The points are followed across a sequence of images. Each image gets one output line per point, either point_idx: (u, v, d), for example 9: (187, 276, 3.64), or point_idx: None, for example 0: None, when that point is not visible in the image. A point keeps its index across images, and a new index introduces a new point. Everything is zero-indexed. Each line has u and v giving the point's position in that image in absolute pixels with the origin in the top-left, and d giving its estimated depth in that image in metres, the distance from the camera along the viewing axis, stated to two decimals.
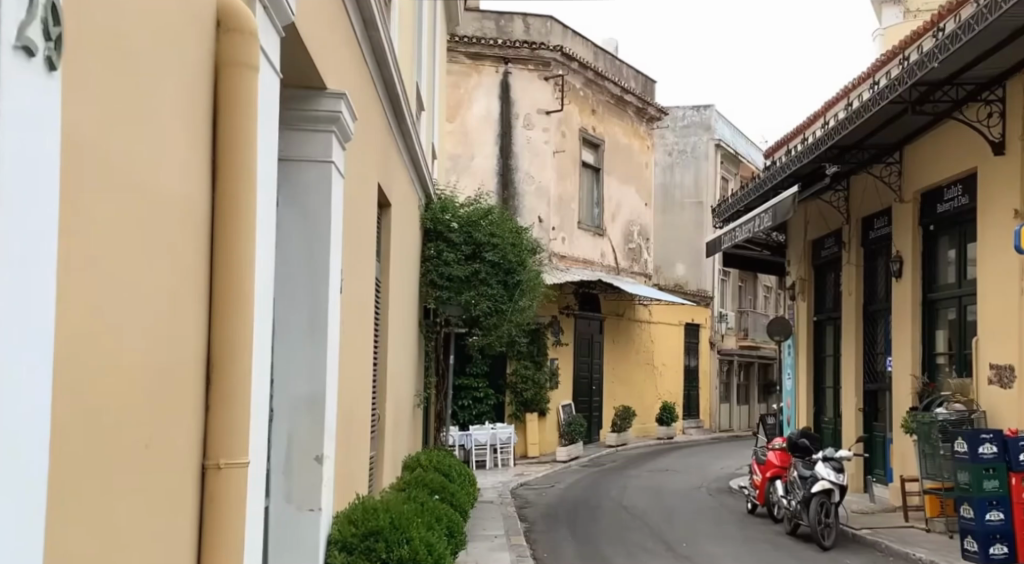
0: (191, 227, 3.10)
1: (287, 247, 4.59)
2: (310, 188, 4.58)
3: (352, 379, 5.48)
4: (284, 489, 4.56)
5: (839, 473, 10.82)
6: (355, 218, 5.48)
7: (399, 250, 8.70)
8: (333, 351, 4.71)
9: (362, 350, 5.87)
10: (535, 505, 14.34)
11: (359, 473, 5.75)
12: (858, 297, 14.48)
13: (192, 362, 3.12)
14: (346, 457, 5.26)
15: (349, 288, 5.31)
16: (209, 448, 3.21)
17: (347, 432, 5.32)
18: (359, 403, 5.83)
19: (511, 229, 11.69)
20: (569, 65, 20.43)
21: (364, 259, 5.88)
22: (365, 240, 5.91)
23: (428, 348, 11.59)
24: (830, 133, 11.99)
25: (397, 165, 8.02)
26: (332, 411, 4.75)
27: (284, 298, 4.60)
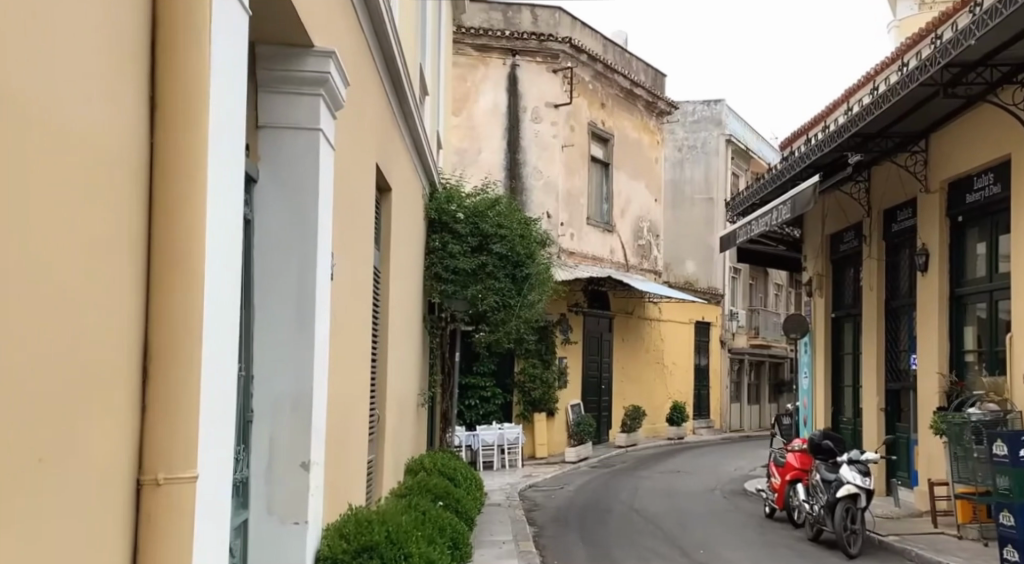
0: (115, 193, 2.63)
1: (269, 224, 4.06)
2: (296, 159, 4.06)
3: (346, 375, 4.95)
4: (265, 497, 4.04)
5: (865, 477, 10.26)
6: (350, 199, 4.96)
7: (401, 240, 8.18)
8: (321, 342, 4.19)
9: (357, 343, 5.35)
10: (544, 508, 13.80)
11: (354, 479, 5.25)
12: (879, 292, 13.92)
13: (119, 354, 2.63)
14: (338, 460, 4.73)
15: (341, 274, 4.79)
16: (145, 460, 2.73)
17: (340, 433, 4.80)
18: (355, 402, 5.31)
19: (520, 220, 11.14)
20: (578, 57, 19.92)
21: (359, 242, 5.37)
22: (361, 222, 5.39)
23: (433, 345, 11.06)
24: (853, 121, 11.49)
25: (398, 148, 7.50)
26: (321, 409, 4.22)
27: (265, 281, 4.06)
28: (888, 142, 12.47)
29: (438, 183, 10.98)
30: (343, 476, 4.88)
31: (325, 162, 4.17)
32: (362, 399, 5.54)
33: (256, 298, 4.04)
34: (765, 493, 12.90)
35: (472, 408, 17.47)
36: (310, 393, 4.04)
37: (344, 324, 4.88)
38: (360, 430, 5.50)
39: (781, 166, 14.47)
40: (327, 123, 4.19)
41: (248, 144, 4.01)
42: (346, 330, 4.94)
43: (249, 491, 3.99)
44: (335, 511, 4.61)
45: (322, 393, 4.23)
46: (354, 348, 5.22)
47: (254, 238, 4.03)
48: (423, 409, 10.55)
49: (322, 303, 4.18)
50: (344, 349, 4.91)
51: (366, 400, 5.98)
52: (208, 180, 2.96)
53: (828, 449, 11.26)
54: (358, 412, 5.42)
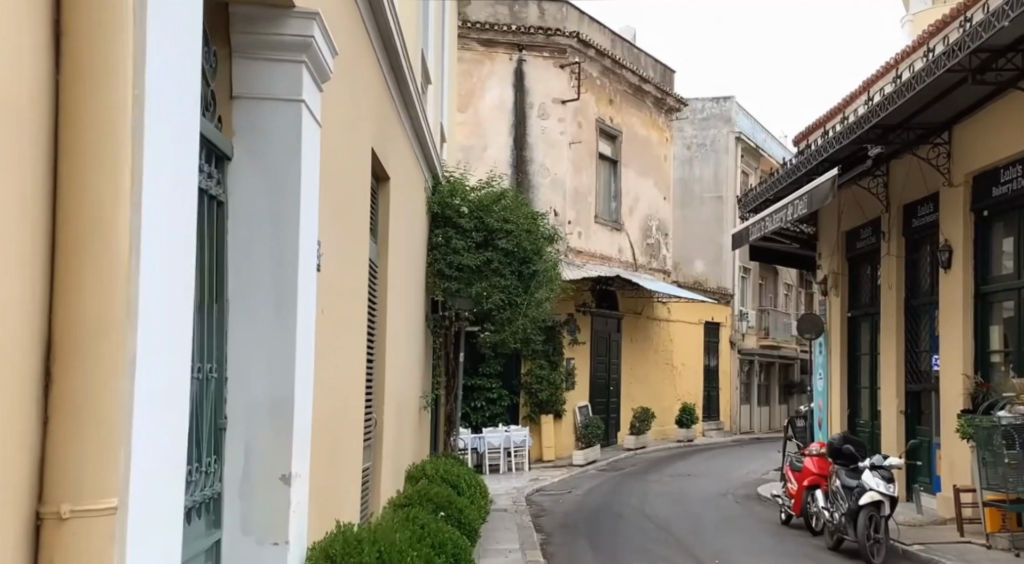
0: (7, 171, 2.20)
1: (242, 205, 3.61)
2: (275, 133, 3.62)
3: (335, 377, 4.50)
4: (241, 516, 3.59)
5: (890, 484, 9.75)
6: (340, 183, 4.51)
7: (401, 234, 7.75)
8: (304, 337, 3.75)
9: (350, 341, 4.89)
10: (552, 514, 13.35)
11: (345, 494, 4.77)
12: (899, 291, 13.43)
13: (11, 364, 2.21)
14: (326, 469, 4.28)
15: (329, 264, 4.34)
16: (46, 487, 2.31)
17: (329, 442, 4.34)
18: (347, 406, 4.84)
19: (526, 214, 10.62)
20: (585, 52, 19.46)
21: (352, 231, 4.92)
22: (353, 210, 4.94)
23: (436, 344, 10.61)
24: (874, 111, 11.04)
25: (396, 136, 7.04)
26: (306, 411, 3.77)
27: (240, 268, 3.61)
28: (909, 134, 12.00)
29: (441, 176, 10.53)
30: (333, 487, 4.43)
31: (309, 137, 3.74)
32: (355, 403, 5.09)
33: (229, 287, 3.60)
34: (781, 499, 12.40)
35: (478, 410, 17.03)
36: (290, 396, 3.60)
37: (333, 319, 4.44)
38: (353, 438, 5.05)
39: (796, 161, 14.00)
40: (310, 94, 3.76)
41: (219, 117, 3.59)
42: (335, 326, 4.49)
43: (221, 505, 3.56)
44: (320, 528, 4.15)
45: (307, 395, 3.81)
46: (345, 349, 4.76)
47: (227, 222, 3.60)
48: (426, 412, 10.08)
49: (306, 295, 3.76)
50: (333, 347, 4.45)
51: (359, 403, 5.51)
52: (139, 154, 2.51)
53: (849, 454, 10.73)
54: (351, 418, 4.96)
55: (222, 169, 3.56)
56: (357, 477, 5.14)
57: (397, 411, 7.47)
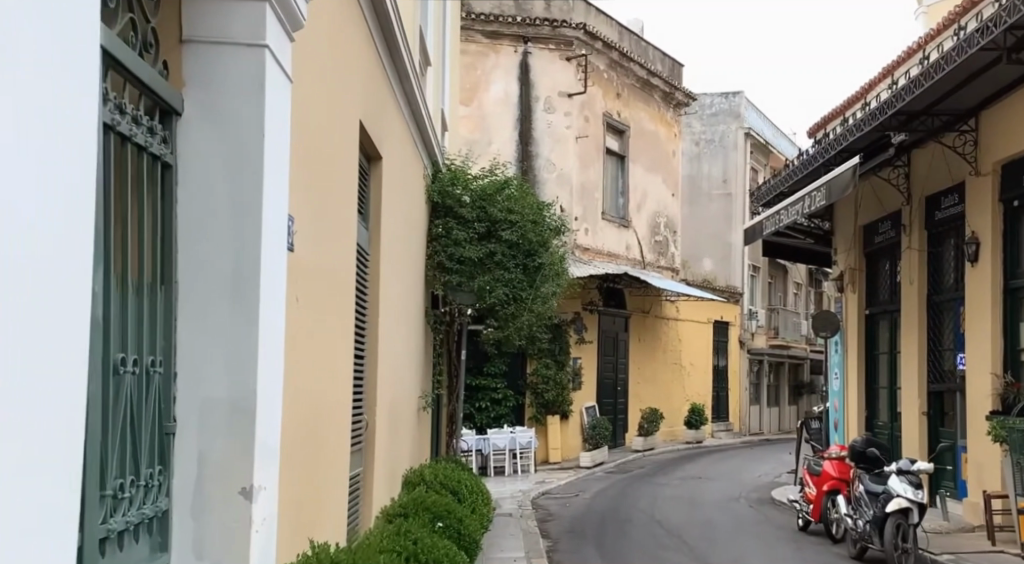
0: None
1: (193, 166, 3.06)
2: (232, 80, 3.08)
3: (311, 372, 3.93)
4: (189, 537, 3.01)
5: (918, 490, 9.19)
6: (313, 152, 3.95)
7: (397, 221, 7.20)
8: (272, 320, 3.22)
9: (330, 333, 4.33)
10: (559, 519, 12.79)
11: (322, 512, 4.21)
12: (921, 286, 12.82)
13: None
14: (298, 478, 3.72)
15: (302, 245, 3.78)
16: None
17: (303, 450, 3.78)
18: (326, 407, 4.28)
19: (532, 205, 10.00)
20: (592, 44, 18.90)
21: (333, 211, 4.36)
22: (334, 187, 4.38)
23: (435, 342, 10.07)
24: (896, 97, 10.54)
25: (390, 115, 6.49)
26: (271, 412, 3.23)
27: (190, 242, 3.06)
28: (933, 121, 11.46)
29: (441, 164, 9.99)
30: (307, 502, 3.86)
31: (276, 89, 3.21)
32: (337, 403, 4.52)
33: (179, 262, 3.05)
34: (799, 504, 11.81)
35: (483, 410, 16.52)
36: (253, 388, 3.07)
37: (308, 309, 3.88)
38: (335, 444, 4.48)
39: (813, 151, 13.43)
40: (278, 38, 3.23)
41: (166, 64, 3.06)
42: (310, 315, 3.93)
43: (169, 524, 3.00)
44: (289, 547, 3.58)
45: (276, 389, 3.27)
46: (324, 343, 4.20)
47: (176, 189, 3.05)
48: (426, 412, 9.52)
49: (272, 272, 3.22)
50: (308, 340, 3.88)
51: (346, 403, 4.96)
52: None
53: (874, 457, 10.15)
54: (332, 422, 4.39)
55: (170, 126, 3.01)
56: (337, 489, 4.55)
57: (391, 413, 6.91)
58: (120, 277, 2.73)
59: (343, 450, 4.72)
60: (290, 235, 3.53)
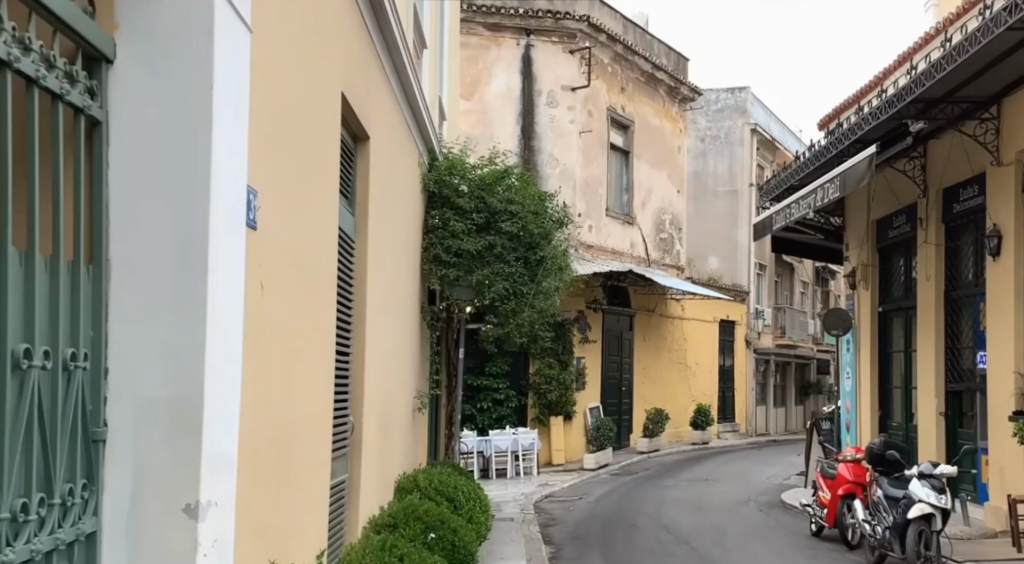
0: None
1: (131, 150, 2.94)
2: (178, 58, 2.97)
3: (275, 365, 3.52)
4: (124, 546, 2.85)
5: (941, 495, 8.65)
6: (279, 119, 3.54)
7: (389, 209, 6.73)
8: (229, 313, 3.04)
9: (301, 325, 3.88)
10: (562, 523, 12.31)
11: (289, 527, 3.76)
12: (938, 281, 12.31)
13: None
14: (260, 485, 3.35)
15: (267, 224, 3.42)
16: None
17: (264, 457, 3.40)
18: (294, 409, 3.83)
19: (534, 195, 9.50)
20: (596, 36, 18.35)
21: (305, 186, 3.90)
22: (305, 161, 3.91)
23: (432, 340, 9.57)
24: (914, 84, 10.21)
25: (377, 93, 6.01)
26: (225, 410, 3.02)
27: (127, 230, 2.93)
28: (952, 109, 11.01)
29: (439, 153, 9.51)
30: (270, 515, 3.47)
31: (230, 69, 3.07)
32: (309, 403, 4.08)
33: (112, 251, 2.93)
34: (811, 509, 11.31)
35: (484, 411, 16.07)
36: (199, 388, 2.89)
37: (275, 297, 3.49)
38: (305, 445, 4.01)
39: (824, 143, 12.96)
40: (232, 16, 3.09)
41: (94, 5, 2.94)
42: (278, 303, 3.53)
43: (96, 542, 2.83)
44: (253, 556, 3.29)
45: (233, 391, 3.06)
46: (294, 334, 3.78)
47: (106, 145, 2.93)
48: (422, 414, 9.02)
49: (224, 264, 3.02)
50: (273, 332, 3.49)
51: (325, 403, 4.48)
52: None
53: (893, 461, 9.58)
54: (302, 422, 3.95)
55: (98, 75, 2.90)
56: (309, 499, 4.10)
57: (382, 414, 6.44)
58: (25, 254, 2.57)
59: (315, 454, 4.25)
60: (252, 211, 3.25)
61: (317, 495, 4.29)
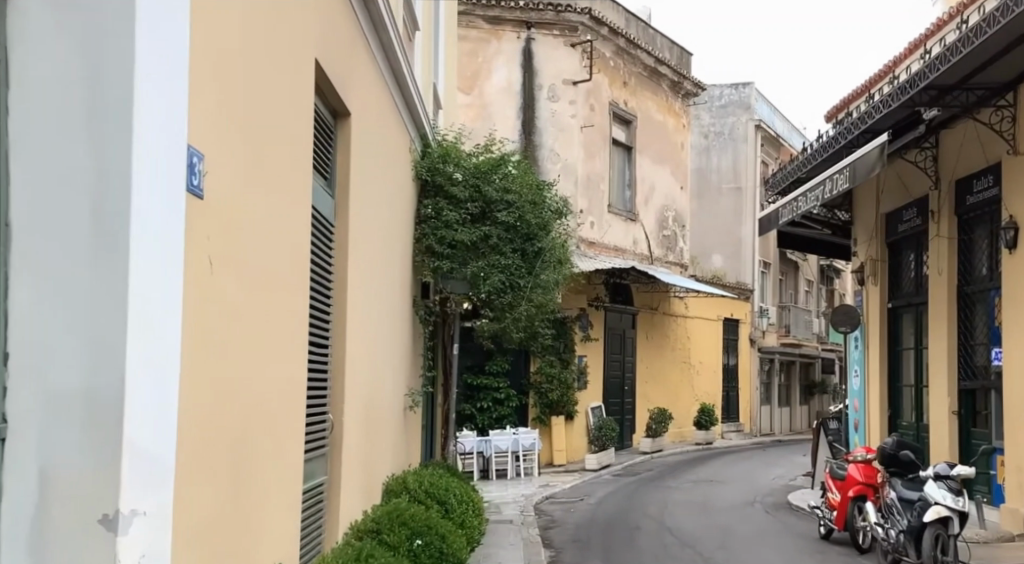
0: None
1: (46, 124, 2.82)
2: (100, 26, 2.81)
3: (218, 352, 3.25)
4: (32, 527, 2.73)
5: (959, 497, 8.22)
6: (221, 75, 3.25)
7: (375, 194, 6.36)
8: (163, 302, 2.85)
9: (252, 308, 3.55)
10: (563, 526, 11.90)
11: (245, 518, 3.51)
12: (951, 276, 11.89)
13: None
14: (201, 485, 3.12)
15: (215, 188, 3.22)
16: None
17: (207, 453, 3.16)
18: (250, 392, 3.55)
19: (532, 184, 9.10)
20: (598, 29, 17.94)
21: (254, 156, 3.53)
22: (254, 128, 3.53)
23: (425, 335, 9.20)
24: (929, 68, 9.83)
25: (361, 70, 5.64)
26: (154, 380, 2.83)
27: (34, 194, 2.81)
28: (968, 95, 10.51)
29: (433, 140, 9.08)
30: (215, 517, 3.22)
31: (161, 29, 2.86)
32: (272, 388, 3.80)
33: (19, 218, 2.80)
34: (820, 511, 10.90)
35: (484, 411, 15.64)
36: (115, 384, 2.72)
37: (219, 276, 3.25)
38: (260, 442, 3.67)
39: (833, 134, 12.54)
40: None
41: None
42: (224, 285, 3.28)
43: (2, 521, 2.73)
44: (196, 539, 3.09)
45: (169, 385, 2.87)
46: (242, 316, 3.46)
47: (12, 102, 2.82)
48: (414, 414, 8.63)
49: (152, 250, 2.82)
50: (217, 315, 3.24)
51: (292, 400, 4.10)
52: None
53: (908, 462, 9.11)
54: (258, 415, 3.63)
55: None
56: (270, 496, 3.78)
57: (368, 411, 6.07)
58: None
59: (273, 453, 3.86)
60: (195, 174, 3.06)
61: (279, 496, 3.93)
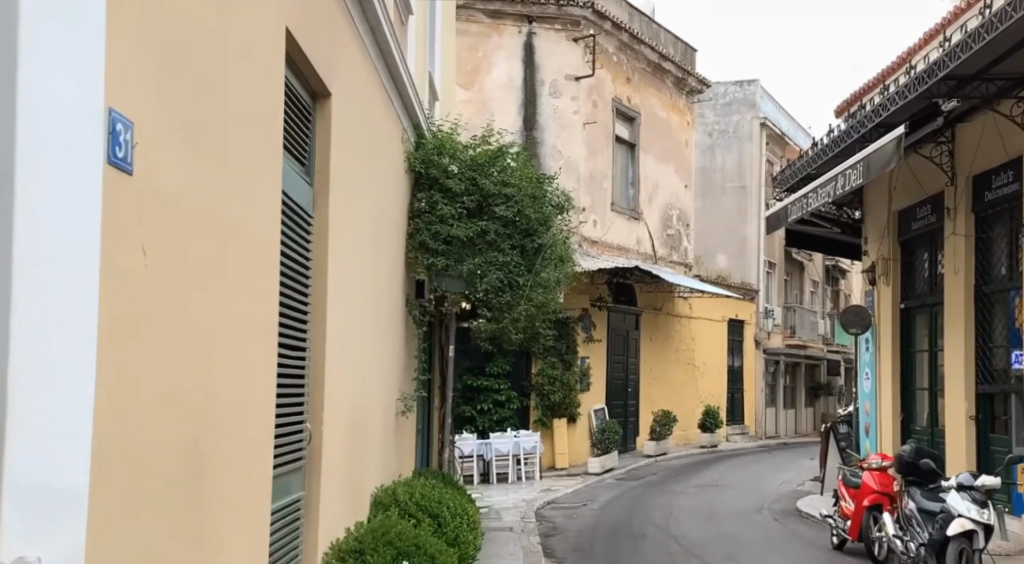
0: None
1: None
2: None
3: (153, 351, 2.87)
4: None
5: (983, 509, 7.73)
6: (149, 27, 2.81)
7: (361, 183, 5.90)
8: (69, 302, 2.44)
9: (199, 299, 3.17)
10: (564, 533, 11.46)
11: (188, 524, 3.12)
12: (968, 274, 11.41)
13: None
14: (134, 501, 2.77)
15: (143, 159, 2.80)
16: None
17: (138, 461, 2.78)
18: (193, 389, 3.14)
19: (533, 178, 8.65)
20: (602, 24, 17.48)
21: (186, 126, 3.07)
22: (186, 99, 3.06)
23: (420, 335, 8.77)
24: (950, 56, 9.34)
25: (343, 46, 5.19)
26: (44, 372, 2.36)
27: None
28: (988, 85, 9.93)
29: (427, 130, 8.63)
30: (150, 535, 2.87)
31: None
32: (221, 389, 3.38)
33: None
34: (833, 519, 10.40)
35: (484, 413, 15.18)
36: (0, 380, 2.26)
37: (155, 268, 2.86)
38: (210, 452, 3.27)
39: (845, 127, 12.08)
40: None
41: None
42: (161, 275, 2.91)
43: None
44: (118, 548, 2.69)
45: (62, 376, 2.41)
46: (186, 303, 3.08)
47: None
48: (408, 419, 8.20)
49: (56, 244, 2.41)
50: (154, 308, 2.86)
51: (248, 409, 3.64)
52: None
53: (928, 470, 8.58)
54: (207, 414, 3.25)
55: None
56: (219, 509, 3.37)
57: (354, 415, 5.62)
58: None
59: (226, 461, 3.43)
60: (120, 142, 2.67)
61: (232, 513, 3.50)
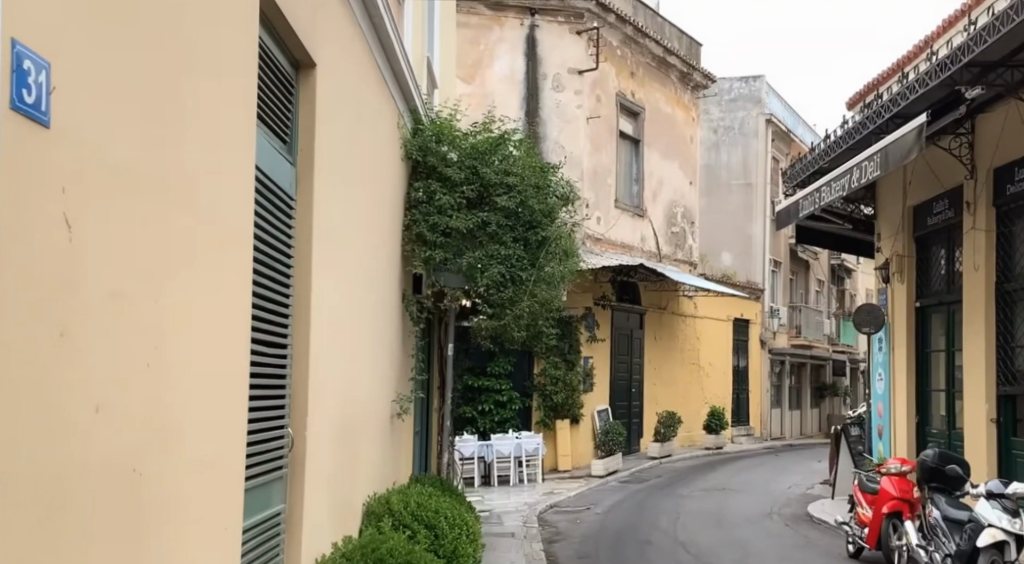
0: None
1: None
2: None
3: (74, 341, 2.46)
4: None
5: (1016, 519, 7.25)
6: None
7: (353, 166, 5.48)
8: None
9: (137, 278, 2.75)
10: (568, 539, 11.01)
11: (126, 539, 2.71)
12: (988, 270, 10.93)
13: None
14: (50, 513, 2.37)
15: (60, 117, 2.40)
16: None
17: (54, 461, 2.38)
18: (133, 385, 2.73)
19: (536, 167, 8.20)
20: (605, 17, 17.03)
21: (112, 81, 2.63)
22: (118, 52, 2.64)
23: (417, 333, 8.32)
24: (976, 40, 8.85)
25: (332, 15, 4.78)
26: None
27: None
28: (1013, 72, 9.37)
29: (425, 116, 8.20)
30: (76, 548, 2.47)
31: None
32: (173, 388, 2.97)
33: None
34: (849, 526, 9.93)
35: (485, 414, 14.74)
36: None
37: (80, 250, 2.48)
38: (154, 456, 2.86)
39: (860, 118, 11.61)
40: None
41: None
42: (90, 260, 2.53)
43: None
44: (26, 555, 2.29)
45: None
46: (125, 291, 2.69)
47: None
48: (403, 422, 7.73)
49: None
50: (79, 292, 2.48)
51: (207, 413, 3.20)
52: None
53: (953, 476, 8.14)
54: (153, 413, 2.86)
55: None
56: (169, 524, 2.96)
57: (344, 417, 5.18)
58: None
59: (179, 470, 3.02)
60: (31, 86, 2.32)
61: (185, 531, 3.07)
